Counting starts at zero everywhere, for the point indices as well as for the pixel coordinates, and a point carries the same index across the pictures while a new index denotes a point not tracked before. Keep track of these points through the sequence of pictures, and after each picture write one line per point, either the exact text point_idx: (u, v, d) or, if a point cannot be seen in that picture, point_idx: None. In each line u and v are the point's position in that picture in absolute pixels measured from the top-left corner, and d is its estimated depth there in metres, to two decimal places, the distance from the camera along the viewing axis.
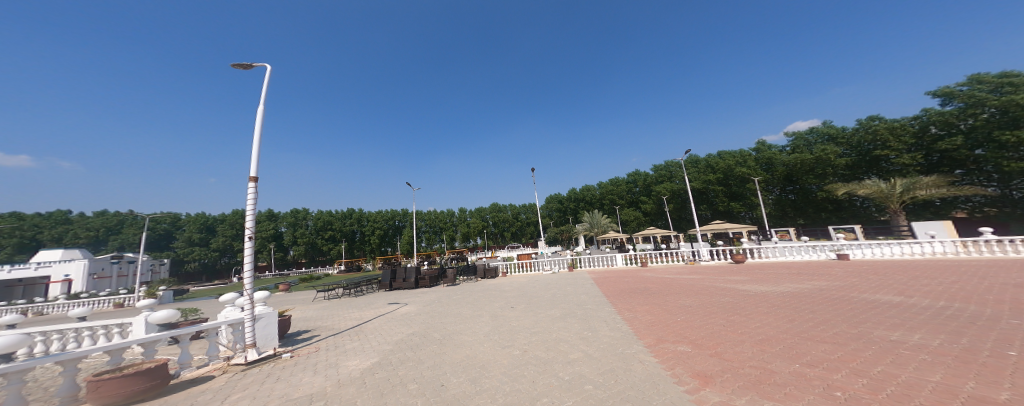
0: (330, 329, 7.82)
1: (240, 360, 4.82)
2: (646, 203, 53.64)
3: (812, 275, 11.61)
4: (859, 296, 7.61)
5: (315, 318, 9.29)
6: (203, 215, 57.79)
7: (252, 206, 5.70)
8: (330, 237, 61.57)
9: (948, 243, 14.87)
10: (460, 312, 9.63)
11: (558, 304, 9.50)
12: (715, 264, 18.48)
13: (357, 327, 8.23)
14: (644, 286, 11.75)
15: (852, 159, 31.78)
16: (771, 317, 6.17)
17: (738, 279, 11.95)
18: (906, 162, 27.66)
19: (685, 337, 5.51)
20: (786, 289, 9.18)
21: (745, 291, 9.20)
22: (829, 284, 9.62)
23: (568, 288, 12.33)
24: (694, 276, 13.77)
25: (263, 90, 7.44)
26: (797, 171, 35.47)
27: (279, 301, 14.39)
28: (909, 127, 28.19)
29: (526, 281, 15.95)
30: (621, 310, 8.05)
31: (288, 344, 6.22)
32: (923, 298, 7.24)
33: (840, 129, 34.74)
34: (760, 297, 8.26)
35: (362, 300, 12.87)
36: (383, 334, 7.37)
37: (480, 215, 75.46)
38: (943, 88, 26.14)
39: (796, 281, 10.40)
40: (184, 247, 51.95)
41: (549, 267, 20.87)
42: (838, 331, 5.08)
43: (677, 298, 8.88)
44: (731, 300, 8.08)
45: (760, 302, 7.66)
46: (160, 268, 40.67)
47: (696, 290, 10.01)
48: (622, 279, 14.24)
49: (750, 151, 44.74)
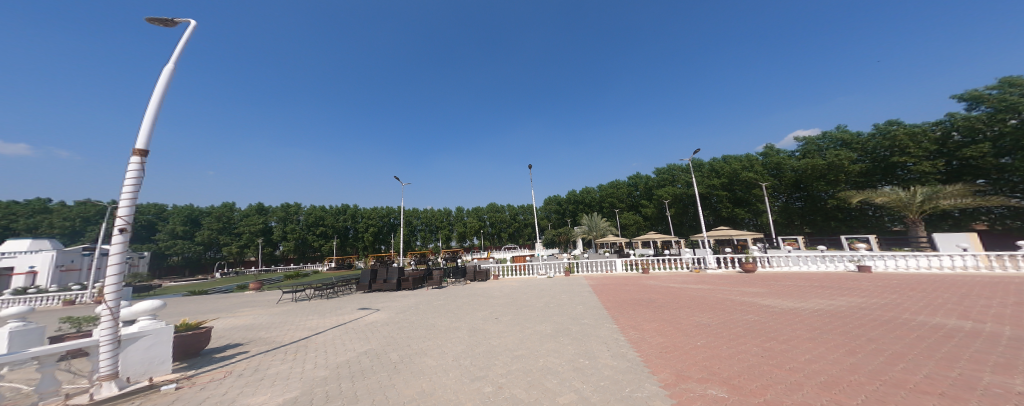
0: (267, 343, 6.31)
1: (84, 398, 3.45)
2: (647, 206, 52.22)
3: (838, 289, 10.19)
4: (916, 320, 6.16)
5: (261, 328, 7.81)
6: (189, 208, 56.17)
7: (129, 194, 4.10)
8: (321, 233, 60.03)
9: (978, 256, 13.49)
10: (434, 323, 8.16)
11: (549, 317, 8.06)
12: (723, 273, 17.16)
13: (304, 339, 6.72)
14: (648, 297, 10.30)
15: (866, 166, 30.83)
16: (821, 347, 4.74)
17: (753, 291, 10.55)
18: (926, 169, 26.50)
19: (713, 373, 4.10)
20: (817, 306, 7.78)
21: (769, 308, 7.78)
22: (865, 301, 8.19)
23: (563, 296, 10.96)
24: (701, 285, 12.42)
25: (177, 50, 5.68)
26: (807, 178, 34.35)
27: (239, 303, 12.98)
28: (931, 132, 27.16)
29: (517, 286, 14.54)
30: (625, 328, 6.64)
31: (190, 369, 4.70)
32: (997, 325, 5.79)
33: (854, 134, 33.70)
34: (789, 315, 6.88)
35: (331, 304, 11.44)
36: (333, 351, 5.90)
37: (477, 215, 74.02)
38: (971, 91, 25.11)
39: (823, 296, 9.02)
40: (167, 240, 50.30)
41: (545, 271, 19.45)
42: (928, 372, 3.65)
43: (690, 314, 7.47)
44: (755, 319, 6.71)
45: (791, 323, 6.27)
46: (139, 261, 39.25)
47: (709, 304, 8.58)
48: (623, 287, 12.83)
49: (757, 156, 43.57)
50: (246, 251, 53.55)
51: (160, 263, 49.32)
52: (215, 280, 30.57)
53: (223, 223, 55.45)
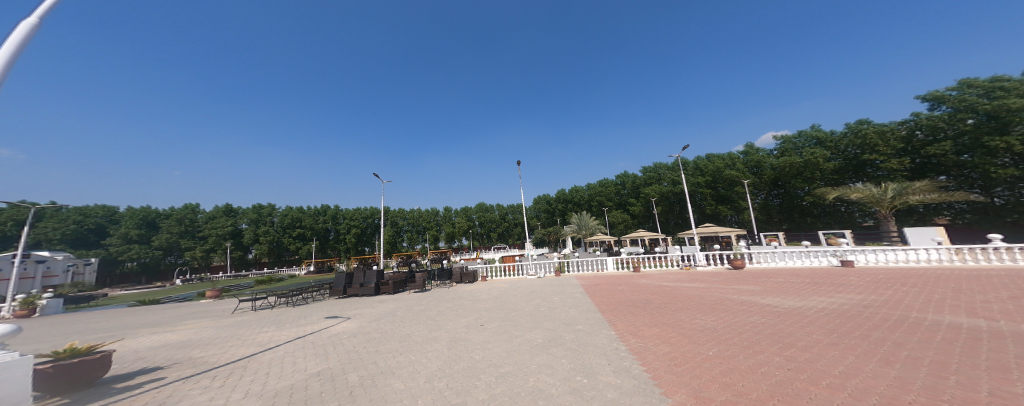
0: (195, 366, 5.18)
1: None
2: (634, 205, 52.79)
3: (832, 285, 9.93)
4: (932, 319, 5.71)
5: (199, 346, 6.58)
6: (145, 210, 51.90)
7: None
8: (298, 235, 57.10)
9: (942, 250, 13.91)
10: (410, 333, 7.15)
11: (540, 323, 7.25)
12: (712, 270, 16.98)
13: (247, 358, 5.54)
14: (644, 297, 9.69)
15: (839, 163, 32.14)
16: (851, 356, 4.11)
17: (749, 289, 10.16)
18: (894, 167, 27.74)
19: (740, 395, 3.36)
20: (820, 304, 7.37)
21: (772, 307, 7.28)
22: (866, 298, 7.83)
23: (553, 298, 10.27)
24: (694, 284, 11.99)
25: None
26: (785, 175, 35.43)
27: (187, 315, 11.47)
28: (898, 131, 28.55)
29: (505, 288, 13.69)
30: (626, 337, 5.88)
31: None
32: (1012, 322, 5.42)
33: (829, 132, 35.05)
34: (795, 315, 6.37)
35: (296, 312, 10.19)
36: (277, 373, 4.78)
37: (465, 215, 72.60)
38: (933, 92, 26.50)
39: (820, 293, 8.66)
40: (121, 245, 46.06)
41: (533, 271, 18.68)
42: (989, 387, 3.03)
43: (691, 317, 6.88)
44: (762, 320, 6.18)
45: (802, 324, 5.71)
46: (84, 268, 35.66)
47: (709, 304, 8.04)
48: (615, 286, 12.23)
49: (738, 154, 44.73)
50: (212, 256, 50.00)
51: (112, 271, 44.99)
52: (174, 288, 27.96)
53: (185, 227, 51.47)
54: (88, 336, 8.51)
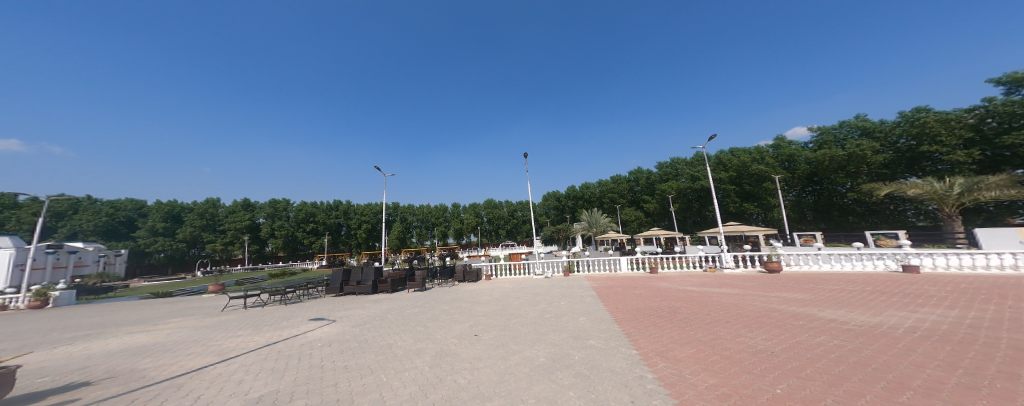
0: (126, 384, 4.35)
1: None
2: (649, 202, 50.37)
3: (904, 294, 8.16)
4: None
5: (154, 354, 5.81)
6: (170, 204, 54.13)
7: None
8: (311, 230, 58.23)
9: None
10: (392, 343, 6.12)
11: (544, 336, 6.02)
12: (741, 273, 15.24)
13: (191, 374, 4.67)
14: (667, 305, 8.29)
15: (890, 156, 29.16)
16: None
17: (796, 297, 8.53)
18: (960, 159, 24.59)
19: None
20: (901, 319, 5.77)
21: (839, 323, 5.73)
22: (961, 313, 6.13)
23: (561, 302, 9.07)
24: (725, 289, 10.40)
25: None
26: (824, 169, 32.52)
27: (178, 312, 10.98)
28: (965, 119, 25.38)
29: (510, 288, 12.57)
30: (654, 361, 4.54)
31: None
32: None
33: (876, 123, 31.87)
34: (878, 335, 4.85)
35: (283, 312, 9.42)
36: (209, 398, 3.84)
37: (474, 211, 71.84)
38: (1012, 75, 23.57)
39: (894, 306, 6.95)
40: (147, 237, 48.09)
41: (542, 271, 17.42)
42: None
43: (734, 334, 5.44)
44: (833, 339, 4.73)
45: (893, 347, 4.26)
46: (115, 259, 37.34)
47: (752, 317, 6.53)
48: (633, 290, 10.83)
49: (767, 148, 41.62)
50: (231, 249, 51.63)
51: (141, 261, 47.04)
52: (189, 280, 28.62)
53: (207, 220, 53.38)
54: (63, 335, 8.01)
